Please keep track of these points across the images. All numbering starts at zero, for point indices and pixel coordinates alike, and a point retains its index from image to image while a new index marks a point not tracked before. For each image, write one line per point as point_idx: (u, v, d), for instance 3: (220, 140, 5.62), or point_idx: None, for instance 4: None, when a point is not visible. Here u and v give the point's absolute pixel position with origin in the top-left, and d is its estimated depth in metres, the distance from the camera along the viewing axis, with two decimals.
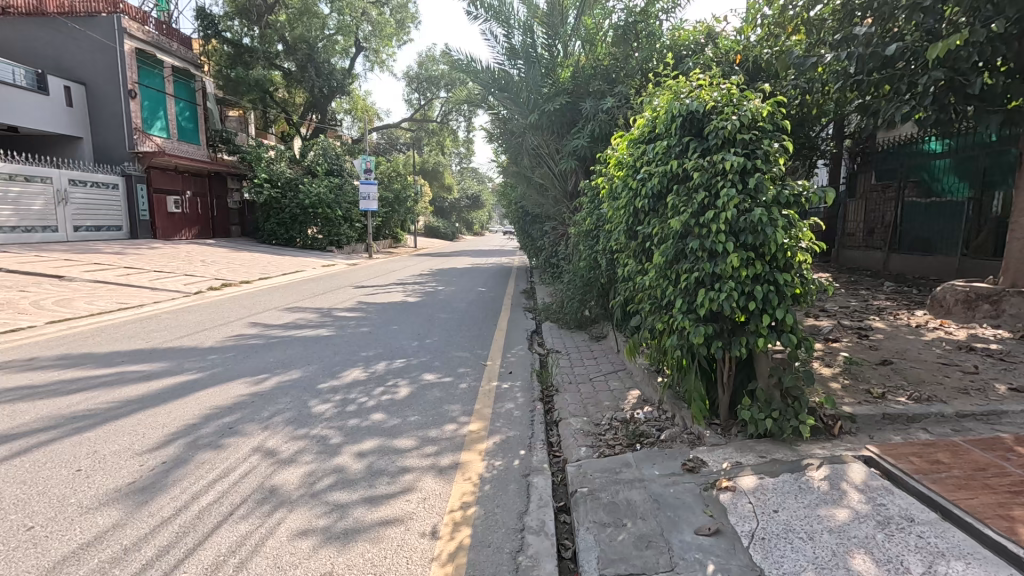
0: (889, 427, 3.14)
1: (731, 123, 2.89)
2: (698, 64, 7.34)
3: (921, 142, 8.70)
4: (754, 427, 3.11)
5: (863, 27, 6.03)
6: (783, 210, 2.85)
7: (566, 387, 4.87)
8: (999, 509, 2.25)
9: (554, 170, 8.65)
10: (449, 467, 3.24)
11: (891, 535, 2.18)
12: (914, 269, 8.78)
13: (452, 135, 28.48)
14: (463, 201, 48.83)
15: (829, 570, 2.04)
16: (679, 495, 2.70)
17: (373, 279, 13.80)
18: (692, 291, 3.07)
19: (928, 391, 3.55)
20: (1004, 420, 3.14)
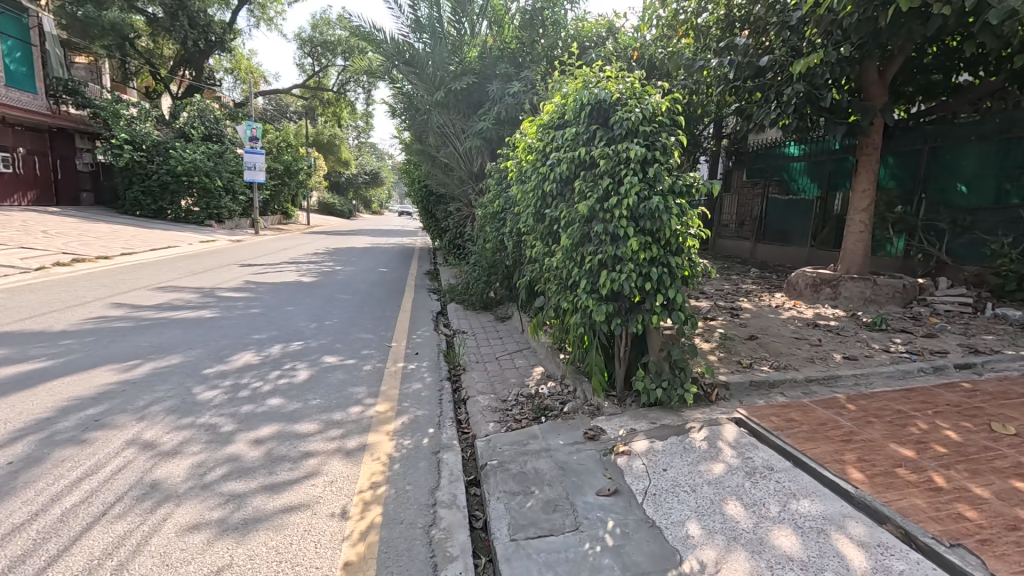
0: (755, 393, 3.62)
1: (634, 115, 3.07)
2: (600, 57, 7.71)
3: (784, 146, 9.95)
4: (647, 397, 3.41)
5: (742, 38, 6.80)
6: (677, 199, 3.11)
7: (473, 366, 4.95)
8: (836, 454, 2.72)
9: (460, 151, 8.59)
10: (356, 449, 3.16)
11: (757, 483, 2.54)
12: (774, 257, 10.05)
13: (350, 107, 26.92)
14: (361, 178, 46.45)
15: (708, 515, 2.33)
16: (582, 461, 2.91)
17: (262, 257, 12.76)
18: (596, 272, 3.27)
19: (785, 361, 4.14)
20: (839, 383, 3.77)
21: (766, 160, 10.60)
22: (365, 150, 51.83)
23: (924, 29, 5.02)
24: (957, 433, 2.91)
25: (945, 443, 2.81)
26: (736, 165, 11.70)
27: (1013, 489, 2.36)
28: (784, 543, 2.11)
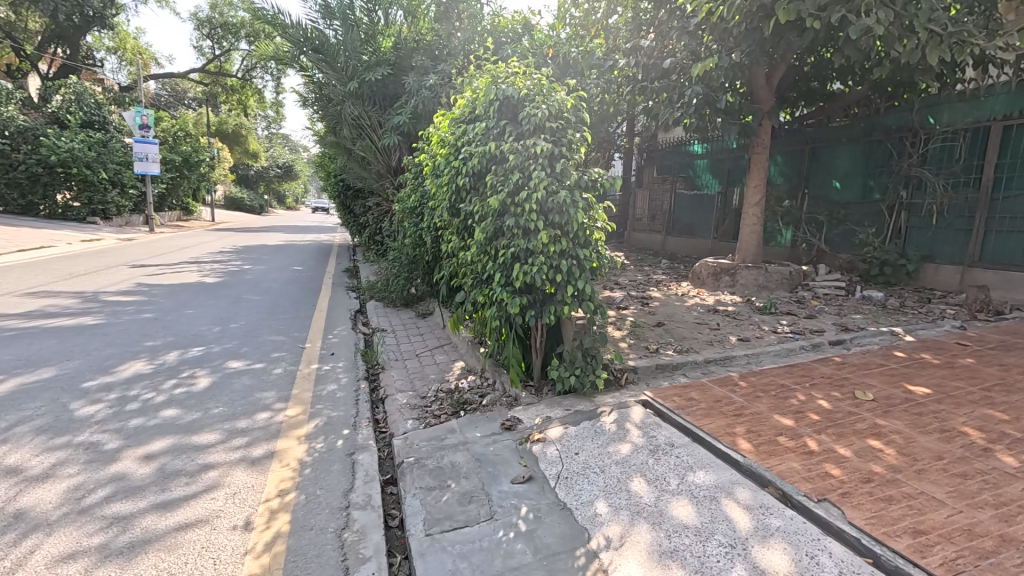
0: (660, 375, 3.86)
1: (541, 111, 3.14)
2: (517, 54, 7.72)
3: (689, 145, 10.64)
4: (561, 385, 3.53)
5: (648, 41, 7.16)
6: (583, 194, 3.23)
7: (392, 364, 4.86)
8: (728, 428, 2.97)
9: (377, 144, 8.35)
10: (262, 458, 2.99)
11: (659, 459, 2.72)
12: (682, 248, 10.72)
13: (258, 94, 25.21)
14: (273, 171, 43.61)
15: (615, 493, 2.47)
16: (498, 451, 2.96)
17: (156, 257, 11.64)
18: (509, 266, 3.32)
19: (688, 345, 4.45)
20: (734, 362, 4.12)
21: (673, 158, 11.25)
22: (277, 142, 48.77)
23: (800, 41, 5.56)
24: (828, 402, 3.28)
25: (818, 411, 3.16)
26: (647, 162, 12.26)
27: (871, 447, 2.71)
28: (681, 512, 2.28)
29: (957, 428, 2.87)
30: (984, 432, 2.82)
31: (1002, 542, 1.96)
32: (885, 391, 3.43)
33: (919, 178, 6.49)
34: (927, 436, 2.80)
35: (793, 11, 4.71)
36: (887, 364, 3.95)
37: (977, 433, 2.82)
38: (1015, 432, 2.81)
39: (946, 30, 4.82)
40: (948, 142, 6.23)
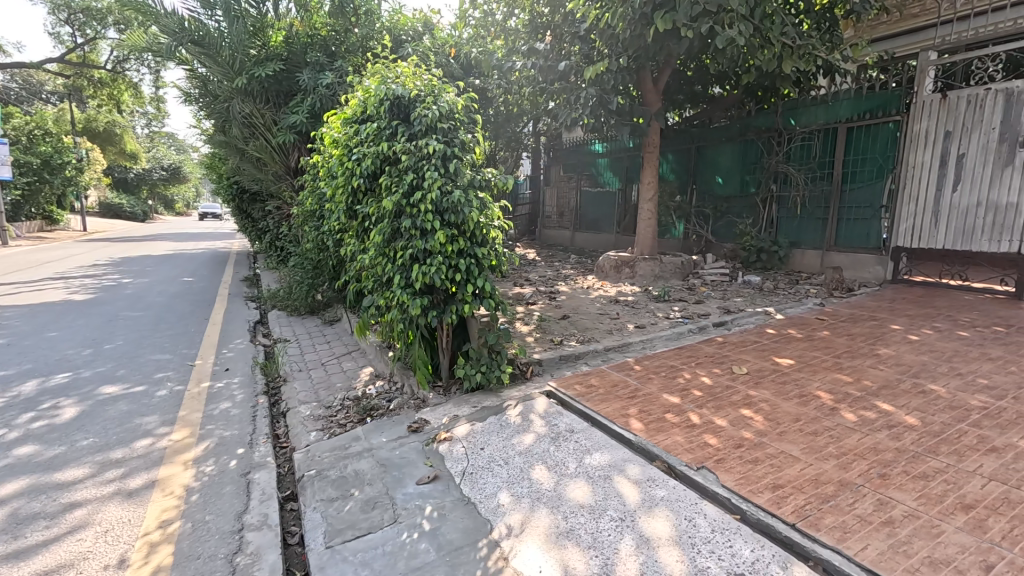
0: (564, 365, 4.04)
1: (432, 112, 3.17)
2: (416, 53, 7.80)
3: (590, 144, 11.11)
4: (468, 383, 3.57)
5: (544, 44, 7.40)
6: (478, 193, 3.29)
7: (294, 375, 4.63)
8: (623, 410, 3.17)
9: (272, 143, 7.87)
10: (141, 488, 2.74)
11: (559, 445, 2.85)
12: (589, 243, 11.21)
13: (133, 88, 22.73)
14: (158, 173, 39.51)
15: (517, 483, 2.55)
16: (404, 454, 2.94)
17: (10, 274, 10.15)
18: (408, 267, 3.29)
19: (590, 335, 4.68)
20: (631, 348, 4.40)
21: (577, 157, 11.69)
22: (160, 141, 44.24)
23: (679, 47, 6.03)
24: (710, 379, 3.61)
25: (701, 387, 3.46)
26: (553, 161, 12.67)
27: (743, 415, 3.03)
28: (578, 494, 2.41)
29: (812, 392, 3.29)
30: (832, 394, 3.25)
31: (841, 486, 2.29)
32: (757, 364, 3.84)
33: (785, 174, 7.29)
34: (789, 402, 3.18)
35: (669, 20, 5.10)
36: (760, 340, 4.41)
37: (827, 395, 3.25)
38: (856, 391, 3.27)
39: (796, 43, 5.46)
40: (806, 142, 7.05)
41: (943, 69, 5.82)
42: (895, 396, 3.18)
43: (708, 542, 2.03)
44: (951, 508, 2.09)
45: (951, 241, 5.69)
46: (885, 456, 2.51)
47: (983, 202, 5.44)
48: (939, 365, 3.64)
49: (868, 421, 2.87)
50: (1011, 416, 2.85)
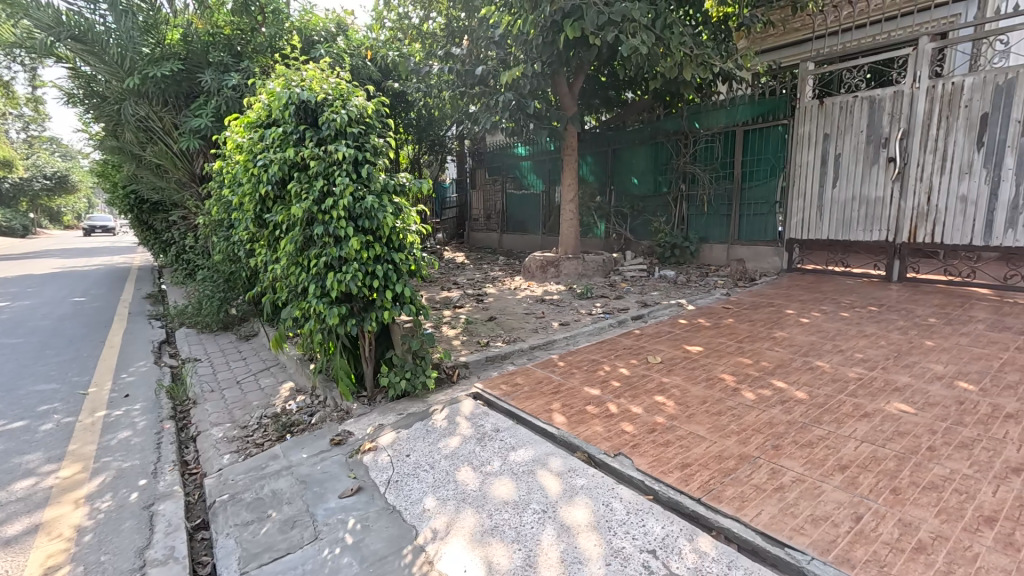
0: (490, 366, 4.09)
1: (340, 116, 3.10)
2: (330, 55, 7.56)
3: (513, 147, 11.27)
4: (392, 390, 3.52)
5: (460, 49, 7.47)
6: (393, 198, 3.26)
7: (206, 396, 4.34)
8: (546, 405, 3.27)
9: (174, 149, 7.32)
10: (21, 535, 2.46)
11: (485, 445, 2.89)
12: (517, 245, 11.37)
13: (4, 88, 20.27)
14: (39, 183, 35.33)
15: (443, 486, 2.55)
16: (326, 469, 2.85)
17: None
18: (323, 276, 3.20)
19: (516, 335, 4.77)
20: (555, 346, 4.52)
21: (500, 160, 11.83)
22: (40, 147, 39.61)
23: (589, 54, 6.29)
24: (628, 369, 3.81)
25: (619, 378, 3.65)
26: (478, 164, 12.73)
27: (657, 401, 3.22)
28: (502, 491, 2.45)
29: (718, 375, 3.57)
30: (735, 375, 3.54)
31: (741, 459, 2.50)
32: (670, 353, 4.09)
33: (692, 174, 7.81)
34: (697, 385, 3.42)
35: (577, 28, 5.34)
36: (673, 330, 4.71)
37: (730, 377, 3.53)
38: (755, 371, 3.59)
39: (694, 51, 5.86)
40: (709, 144, 7.59)
41: (821, 78, 6.42)
42: (787, 374, 3.51)
43: (623, 524, 2.15)
44: (831, 470, 2.35)
45: (834, 231, 6.34)
46: (778, 429, 2.77)
47: (857, 196, 6.09)
48: (825, 344, 4.07)
49: (764, 398, 3.16)
50: (880, 384, 3.24)
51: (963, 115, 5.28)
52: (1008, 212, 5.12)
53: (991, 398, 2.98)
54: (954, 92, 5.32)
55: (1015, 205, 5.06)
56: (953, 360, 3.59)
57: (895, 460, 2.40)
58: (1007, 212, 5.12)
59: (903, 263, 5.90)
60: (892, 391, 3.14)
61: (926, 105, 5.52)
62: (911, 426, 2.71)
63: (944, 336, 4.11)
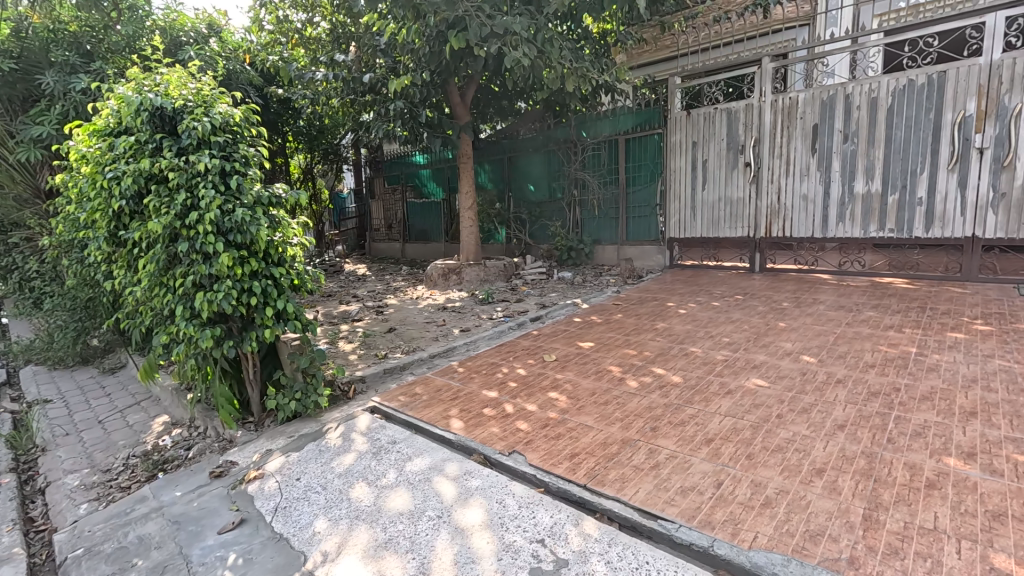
0: (388, 379, 4.01)
1: (202, 124, 2.90)
2: (200, 58, 6.99)
3: (411, 156, 11.15)
4: (282, 413, 3.33)
5: (345, 56, 7.28)
6: (267, 210, 3.10)
7: (58, 442, 3.80)
8: (444, 412, 3.27)
9: (8, 160, 6.31)
10: None
11: (381, 459, 2.83)
12: (420, 254, 11.24)
13: None
14: None
15: (335, 506, 2.46)
16: (204, 505, 2.63)
17: None
18: (192, 296, 2.96)
19: (415, 344, 4.73)
20: (455, 352, 4.55)
21: (399, 168, 11.59)
22: None
23: (477, 64, 6.42)
24: (525, 370, 3.93)
25: (516, 378, 3.75)
26: (376, 172, 12.30)
27: (550, 397, 3.36)
28: (397, 502, 2.42)
29: (606, 367, 3.80)
30: (621, 366, 3.79)
31: (623, 444, 2.69)
32: (564, 350, 4.29)
33: (583, 180, 8.24)
34: (588, 379, 3.62)
35: (462, 39, 5.45)
36: (568, 329, 4.94)
37: (616, 368, 3.78)
38: (639, 361, 3.88)
39: (574, 64, 6.17)
40: (596, 151, 8.07)
41: (687, 91, 7.07)
42: (666, 361, 3.83)
43: (515, 518, 2.22)
44: (698, 444, 2.61)
45: (706, 229, 7.02)
46: (656, 412, 3.01)
47: (722, 197, 6.81)
48: (699, 331, 4.49)
49: (646, 385, 3.43)
50: (741, 363, 3.66)
51: (799, 125, 6.13)
52: (838, 208, 5.98)
53: (826, 367, 3.48)
54: (792, 105, 6.16)
55: (843, 202, 5.94)
56: (800, 337, 4.14)
57: (750, 429, 2.72)
58: (837, 207, 5.98)
59: (762, 255, 6.70)
60: (751, 369, 3.55)
61: (771, 116, 6.32)
62: (764, 398, 3.09)
63: (793, 317, 4.72)
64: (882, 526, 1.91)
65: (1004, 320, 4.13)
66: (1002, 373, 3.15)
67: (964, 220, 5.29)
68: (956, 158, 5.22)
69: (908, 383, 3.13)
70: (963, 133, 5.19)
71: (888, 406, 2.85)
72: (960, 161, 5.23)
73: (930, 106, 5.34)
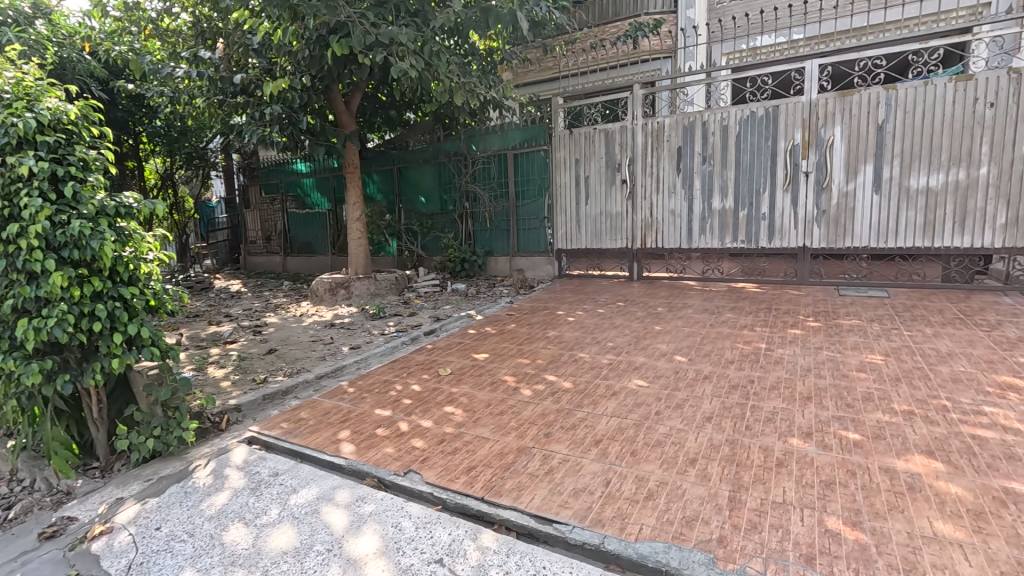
0: (268, 406, 3.68)
1: (23, 120, 2.45)
2: (22, 42, 5.99)
3: (291, 164, 10.46)
4: (137, 453, 2.89)
5: (211, 52, 6.65)
6: (113, 222, 2.70)
7: None
8: (333, 436, 3.08)
9: None
10: None
11: (260, 495, 2.57)
12: (304, 268, 10.56)
13: None
14: None
15: (206, 554, 2.18)
16: (31, 574, 2.17)
17: None
18: (12, 324, 2.50)
19: (299, 365, 4.40)
20: (344, 372, 4.31)
21: (277, 177, 10.79)
22: None
23: (362, 72, 6.23)
24: (419, 385, 3.83)
25: (411, 395, 3.65)
26: (251, 180, 11.31)
27: (446, 412, 3.33)
28: (281, 540, 2.22)
29: (501, 378, 3.86)
30: (515, 375, 3.87)
31: (519, 452, 2.74)
32: (459, 363, 4.28)
33: (474, 193, 8.34)
34: (483, 391, 3.64)
35: (345, 45, 5.26)
36: (463, 341, 4.93)
37: (511, 377, 3.85)
38: (532, 369, 3.99)
39: (461, 79, 6.25)
40: (486, 164, 8.20)
41: (569, 111, 7.49)
42: (558, 368, 3.99)
43: (411, 540, 2.15)
44: (588, 446, 2.74)
45: (589, 240, 7.48)
46: (549, 418, 3.11)
47: (603, 211, 7.30)
48: (586, 337, 4.74)
49: (539, 392, 3.53)
50: (624, 366, 3.93)
51: (667, 146, 6.79)
52: (700, 222, 6.71)
53: (695, 365, 3.86)
54: (659, 129, 6.81)
55: (704, 217, 6.68)
56: (674, 339, 4.55)
57: (634, 428, 2.92)
58: (699, 221, 6.71)
59: (639, 265, 7.29)
60: (633, 371, 3.83)
61: (643, 138, 6.93)
62: (645, 397, 3.34)
63: (667, 320, 5.18)
64: (744, 505, 2.15)
65: (829, 317, 4.92)
66: (829, 362, 3.75)
67: (796, 233, 6.22)
68: (788, 180, 6.13)
69: (760, 375, 3.58)
70: (793, 159, 6.11)
71: (746, 397, 3.24)
72: (792, 183, 6.15)
73: (768, 135, 6.21)
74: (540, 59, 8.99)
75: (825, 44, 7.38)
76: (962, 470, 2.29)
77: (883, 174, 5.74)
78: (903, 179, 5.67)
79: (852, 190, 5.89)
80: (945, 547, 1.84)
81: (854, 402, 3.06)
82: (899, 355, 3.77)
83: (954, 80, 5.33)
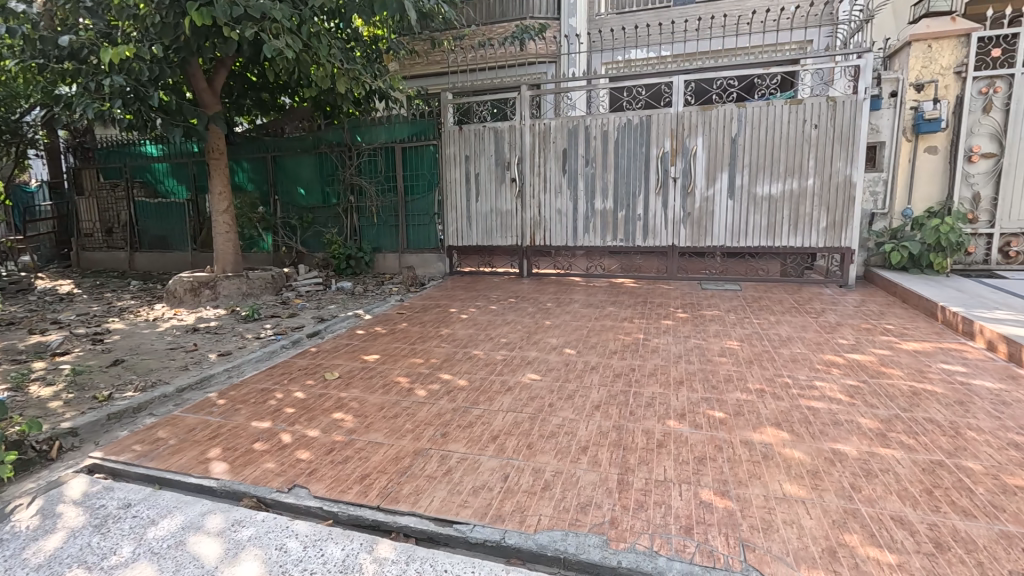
0: (113, 427, 3.15)
1: None
2: None
3: (139, 145, 9.10)
4: None
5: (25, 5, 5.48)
6: None
7: None
8: (201, 456, 2.73)
9: None
10: None
11: (108, 531, 2.19)
12: (157, 265, 9.25)
13: None
14: None
15: None
16: None
17: None
18: None
19: (155, 378, 3.83)
20: (211, 382, 3.84)
21: (120, 159, 9.31)
22: None
23: (227, 48, 5.58)
24: (303, 392, 3.55)
25: (293, 403, 3.36)
26: (85, 163, 9.62)
27: (334, 419, 3.11)
28: None
29: (394, 379, 3.71)
30: (409, 376, 3.75)
31: (415, 455, 2.65)
32: (347, 366, 4.04)
33: (359, 187, 7.92)
34: (374, 394, 3.47)
35: (206, 15, 4.66)
36: (350, 342, 4.66)
37: (404, 378, 3.73)
38: (426, 369, 3.89)
39: (344, 65, 5.90)
40: (372, 157, 7.83)
41: (458, 107, 7.43)
42: (452, 366, 3.94)
43: (300, 561, 1.98)
44: (485, 443, 2.74)
45: (480, 238, 7.53)
46: (445, 418, 3.06)
47: (493, 209, 7.39)
48: (479, 334, 4.75)
49: (434, 392, 3.46)
50: (517, 361, 4.01)
51: (553, 148, 7.05)
52: (584, 221, 7.09)
53: (583, 357, 4.06)
54: (546, 131, 7.05)
55: (587, 217, 7.06)
56: (562, 332, 4.74)
57: (529, 421, 2.99)
58: (583, 221, 7.08)
59: (529, 262, 7.49)
60: (526, 365, 3.92)
61: (530, 138, 7.12)
62: (538, 390, 3.43)
63: (556, 315, 5.39)
64: (631, 486, 2.31)
65: (694, 309, 5.49)
66: (696, 349, 4.17)
67: (666, 234, 6.83)
68: (660, 185, 6.72)
69: (640, 363, 3.88)
70: (663, 165, 6.70)
71: (629, 385, 3.48)
72: (662, 187, 6.74)
73: (642, 142, 6.74)
74: (430, 53, 8.86)
75: (688, 63, 8.20)
76: (802, 437, 2.69)
77: (735, 182, 6.54)
78: (751, 187, 6.51)
79: (711, 195, 6.63)
80: (792, 505, 2.14)
81: (718, 383, 3.44)
82: (751, 341, 4.32)
83: (788, 103, 6.24)
